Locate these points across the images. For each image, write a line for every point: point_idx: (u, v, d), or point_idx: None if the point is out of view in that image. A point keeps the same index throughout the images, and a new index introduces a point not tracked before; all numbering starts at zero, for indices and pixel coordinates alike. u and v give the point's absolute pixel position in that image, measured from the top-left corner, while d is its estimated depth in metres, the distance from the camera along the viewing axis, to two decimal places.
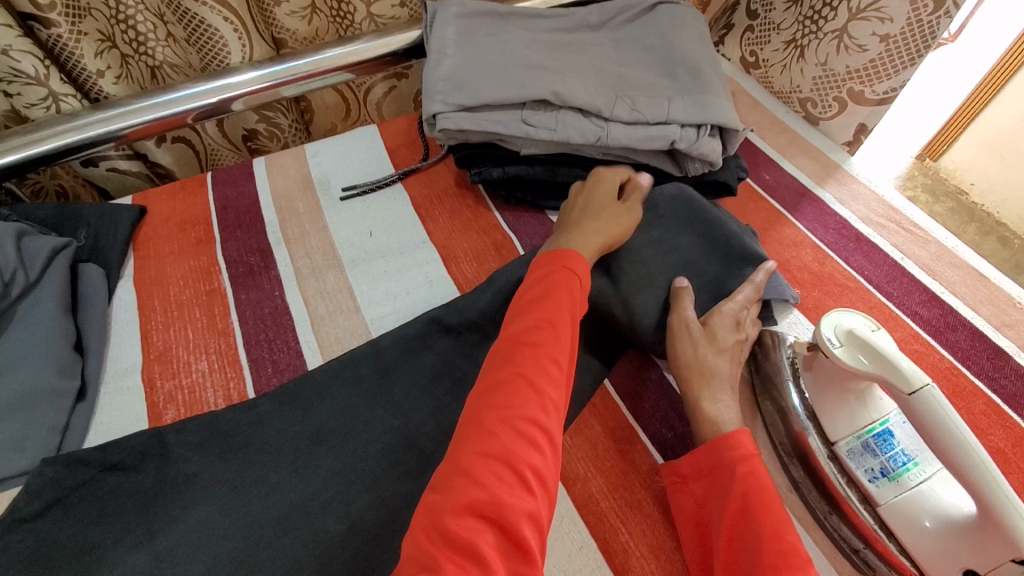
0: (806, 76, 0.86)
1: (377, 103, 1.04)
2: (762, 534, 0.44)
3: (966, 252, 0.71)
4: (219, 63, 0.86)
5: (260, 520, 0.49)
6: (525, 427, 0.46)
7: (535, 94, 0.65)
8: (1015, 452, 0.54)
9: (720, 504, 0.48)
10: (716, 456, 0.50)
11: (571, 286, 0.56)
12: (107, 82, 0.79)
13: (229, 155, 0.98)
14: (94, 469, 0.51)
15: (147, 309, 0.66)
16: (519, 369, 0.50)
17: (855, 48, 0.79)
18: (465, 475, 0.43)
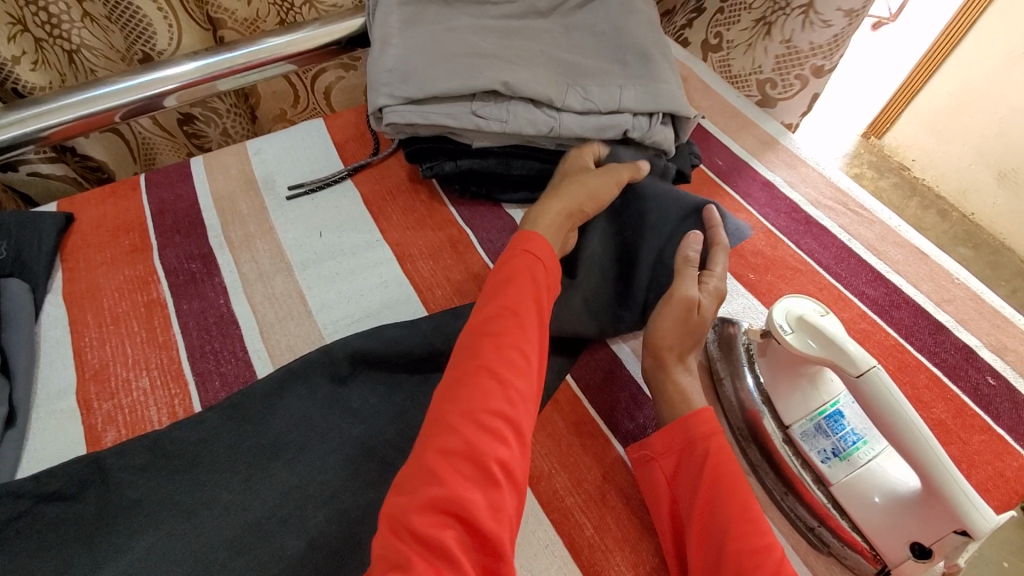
0: (767, 56, 0.91)
1: (326, 90, 0.98)
2: (734, 501, 0.46)
3: (908, 231, 0.74)
4: (146, 45, 0.81)
5: (213, 543, 0.47)
6: (490, 420, 0.46)
7: (484, 85, 0.63)
8: (955, 423, 0.57)
9: (691, 481, 0.49)
10: (689, 428, 0.51)
11: (535, 275, 0.54)
12: (23, 68, 0.74)
13: (164, 142, 0.91)
14: (29, 501, 0.48)
15: (80, 324, 0.61)
16: (482, 362, 0.49)
17: (819, 23, 0.84)
18: (428, 472, 0.44)
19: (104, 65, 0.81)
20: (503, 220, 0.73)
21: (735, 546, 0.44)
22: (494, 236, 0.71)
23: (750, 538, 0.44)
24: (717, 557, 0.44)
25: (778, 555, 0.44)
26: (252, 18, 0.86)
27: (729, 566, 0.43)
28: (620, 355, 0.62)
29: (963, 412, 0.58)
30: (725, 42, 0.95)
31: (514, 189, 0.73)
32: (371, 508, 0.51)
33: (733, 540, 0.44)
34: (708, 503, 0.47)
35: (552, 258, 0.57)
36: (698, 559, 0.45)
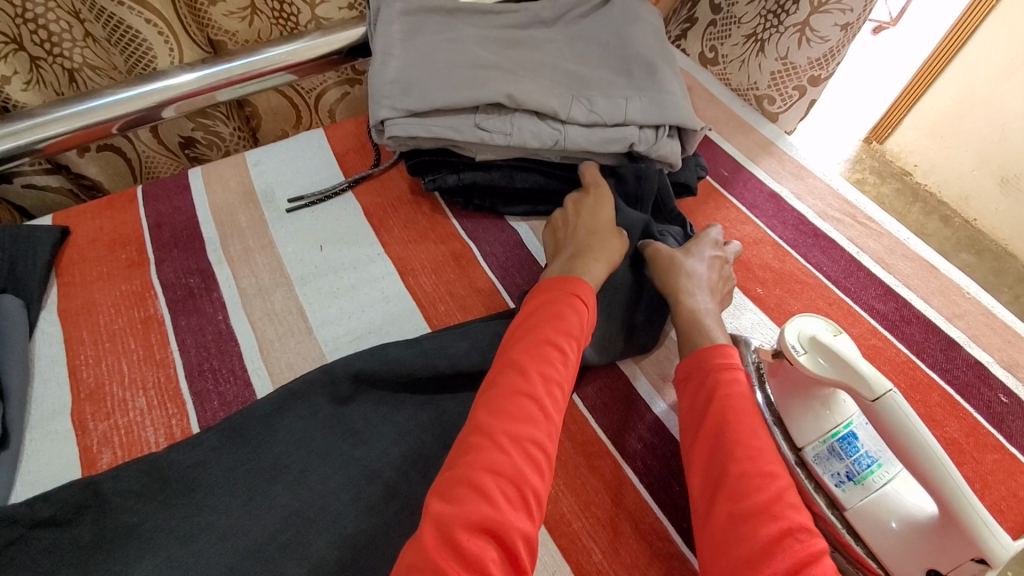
0: (763, 72, 0.86)
1: (329, 110, 0.97)
2: (742, 434, 0.48)
3: (916, 243, 0.73)
4: (146, 68, 0.79)
5: (211, 570, 0.46)
6: (534, 450, 0.46)
7: (488, 98, 0.62)
8: (969, 442, 0.56)
9: (700, 410, 0.51)
10: (703, 362, 0.54)
11: (581, 315, 0.55)
12: (14, 89, 0.72)
13: (165, 161, 0.89)
14: (21, 527, 0.47)
15: (75, 342, 0.60)
16: (528, 388, 0.49)
17: (816, 40, 0.78)
18: (472, 488, 0.43)
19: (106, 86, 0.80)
20: (506, 234, 0.71)
21: (741, 474, 0.46)
22: (498, 250, 0.70)
23: (755, 465, 0.46)
24: (718, 480, 0.47)
25: (784, 490, 0.45)
26: (254, 38, 0.85)
27: (732, 488, 0.46)
28: (627, 374, 0.61)
29: (977, 431, 0.57)
30: (720, 57, 0.90)
31: (518, 202, 0.72)
32: (374, 533, 0.50)
33: (737, 467, 0.46)
34: (716, 432, 0.49)
35: (593, 304, 0.56)
36: (699, 485, 0.48)
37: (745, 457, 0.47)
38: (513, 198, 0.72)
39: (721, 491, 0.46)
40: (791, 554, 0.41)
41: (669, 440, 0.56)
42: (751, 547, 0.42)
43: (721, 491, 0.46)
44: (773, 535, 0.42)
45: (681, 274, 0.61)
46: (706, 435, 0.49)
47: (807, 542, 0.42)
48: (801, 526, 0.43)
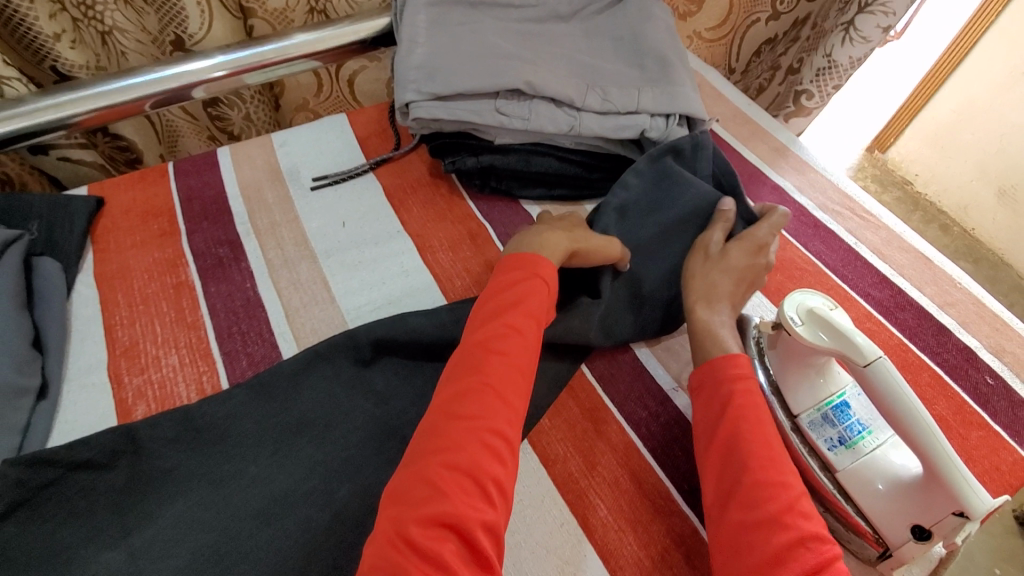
0: (812, 67, 1.07)
1: (349, 78, 1.01)
2: (751, 441, 0.50)
3: (911, 236, 0.76)
4: (179, 28, 0.83)
5: (240, 512, 0.49)
6: (492, 439, 0.48)
7: (508, 84, 0.65)
8: (957, 420, 0.59)
9: (713, 420, 0.52)
10: (715, 373, 0.55)
11: (540, 297, 0.57)
12: (63, 47, 0.76)
13: (188, 126, 0.94)
14: (61, 468, 0.50)
15: (110, 303, 0.63)
16: (486, 380, 0.51)
17: (858, 39, 0.99)
18: (430, 485, 0.45)
19: (135, 48, 0.83)
20: (520, 216, 0.75)
21: (751, 483, 0.47)
22: (512, 231, 0.73)
23: (767, 473, 0.48)
24: (729, 491, 0.48)
25: (795, 496, 0.46)
26: (282, 9, 0.88)
27: (740, 496, 0.47)
28: (633, 349, 0.64)
29: (964, 409, 0.60)
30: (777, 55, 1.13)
31: (532, 186, 0.76)
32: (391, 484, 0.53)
33: (748, 477, 0.48)
34: (728, 442, 0.50)
35: (555, 284, 0.59)
36: (715, 493, 0.49)
37: (756, 464, 0.48)
38: (527, 180, 0.75)
39: (732, 500, 0.47)
40: (800, 561, 0.42)
41: (673, 409, 0.59)
42: (760, 554, 0.44)
43: (732, 502, 0.47)
44: (784, 543, 0.43)
45: (699, 280, 0.62)
46: (716, 443, 0.51)
47: (818, 549, 0.43)
48: (812, 533, 0.44)
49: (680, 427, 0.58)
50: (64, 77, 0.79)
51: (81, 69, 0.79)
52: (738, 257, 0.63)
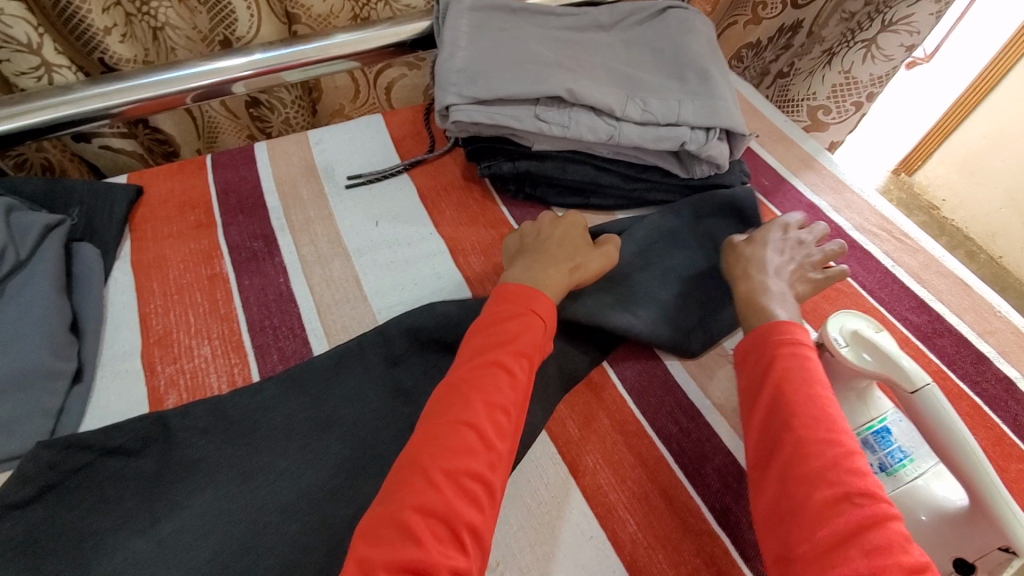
0: (825, 82, 1.02)
1: (387, 86, 1.02)
2: (797, 399, 0.48)
3: (951, 261, 0.75)
4: (229, 30, 0.84)
5: (268, 506, 0.49)
6: (469, 481, 0.44)
7: (549, 91, 0.65)
8: (996, 452, 0.57)
9: (758, 381, 0.51)
10: (762, 336, 0.54)
11: (532, 336, 0.53)
12: (113, 40, 0.77)
13: (227, 123, 0.95)
14: (94, 453, 0.50)
15: (145, 292, 0.64)
16: (467, 418, 0.47)
17: (880, 57, 0.94)
18: (400, 531, 0.41)
19: (184, 45, 0.85)
20: None
21: (795, 439, 0.46)
22: None
23: (815, 430, 0.46)
24: (771, 448, 0.47)
25: (842, 451, 0.44)
26: (327, 14, 0.89)
27: (780, 455, 0.46)
28: (665, 362, 0.63)
29: (1003, 441, 0.58)
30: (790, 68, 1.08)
31: (567, 194, 0.75)
32: None
33: (790, 433, 0.46)
34: (772, 405, 0.49)
35: (547, 317, 0.55)
36: (760, 453, 0.48)
37: (798, 421, 0.47)
38: (562, 187, 0.75)
39: (774, 457, 0.46)
40: (846, 517, 0.41)
41: (705, 426, 0.58)
42: (800, 510, 0.42)
43: (774, 459, 0.46)
44: (827, 499, 0.42)
45: (741, 258, 0.64)
46: (758, 404, 0.50)
47: (866, 506, 0.41)
48: (859, 489, 0.42)
49: (712, 444, 0.57)
50: (110, 69, 0.80)
51: (127, 64, 0.80)
52: (774, 240, 0.66)
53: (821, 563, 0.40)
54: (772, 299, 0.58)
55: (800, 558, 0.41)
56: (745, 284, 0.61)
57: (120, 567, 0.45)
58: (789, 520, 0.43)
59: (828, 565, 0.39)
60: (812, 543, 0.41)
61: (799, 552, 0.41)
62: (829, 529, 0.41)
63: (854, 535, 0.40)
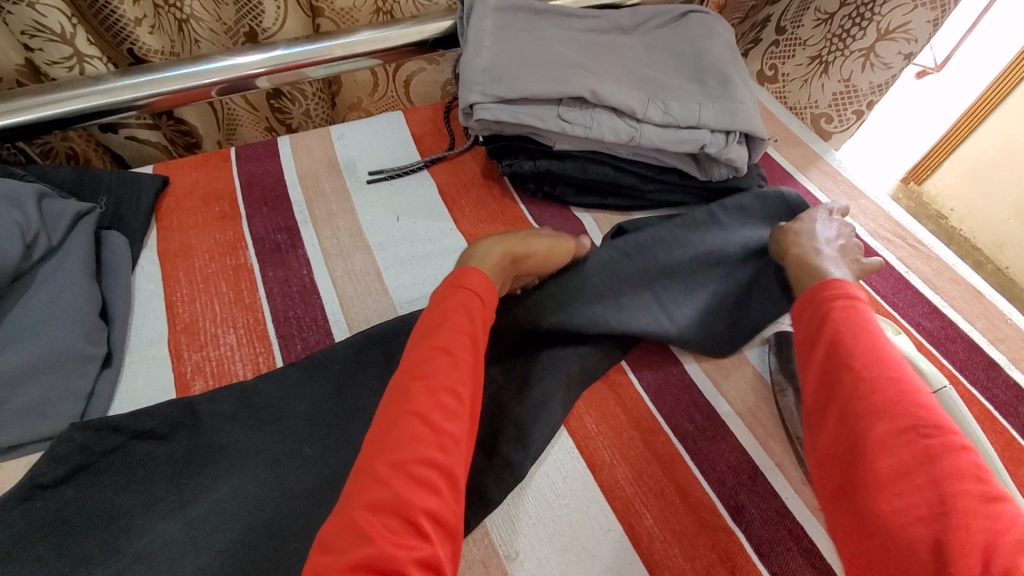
0: (825, 92, 1.01)
1: (406, 78, 1.03)
2: (854, 345, 0.50)
3: (963, 269, 0.76)
4: (254, 21, 0.86)
5: (294, 492, 0.51)
6: (420, 468, 0.43)
7: (572, 92, 0.66)
8: (1006, 456, 0.58)
9: (813, 333, 0.54)
10: (815, 291, 0.56)
11: (469, 314, 0.53)
12: (142, 32, 0.78)
13: (248, 116, 0.96)
14: (124, 436, 0.51)
15: (172, 280, 0.65)
16: (412, 407, 0.46)
17: (880, 65, 0.94)
18: (354, 531, 0.39)
19: (208, 37, 0.86)
20: (571, 222, 0.76)
21: (853, 381, 0.48)
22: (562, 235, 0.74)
23: (875, 371, 0.48)
24: (829, 392, 0.49)
25: (902, 388, 0.46)
26: (350, 8, 0.90)
27: (840, 396, 0.48)
28: (681, 361, 0.64)
29: (1013, 446, 0.59)
30: (781, 75, 1.06)
31: (585, 194, 0.77)
32: None
33: (850, 374, 0.49)
34: (828, 352, 0.51)
35: (488, 299, 0.55)
36: (819, 396, 0.50)
37: (856, 365, 0.49)
38: (580, 187, 0.76)
39: (833, 399, 0.49)
40: (910, 445, 0.43)
41: (720, 424, 0.59)
42: (864, 444, 0.44)
43: (834, 400, 0.48)
44: (890, 431, 0.44)
45: (792, 230, 0.66)
46: (813, 354, 0.52)
47: (931, 436, 0.43)
48: (924, 421, 0.44)
49: (727, 443, 0.58)
50: (139, 59, 0.81)
51: (155, 55, 0.81)
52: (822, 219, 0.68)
53: (886, 490, 0.42)
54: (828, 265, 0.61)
55: (865, 488, 0.43)
56: (797, 252, 0.63)
57: (149, 547, 0.46)
58: (852, 454, 0.45)
59: (895, 491, 0.41)
60: (877, 472, 0.43)
61: (864, 482, 0.43)
62: (894, 458, 0.43)
63: (921, 462, 0.42)
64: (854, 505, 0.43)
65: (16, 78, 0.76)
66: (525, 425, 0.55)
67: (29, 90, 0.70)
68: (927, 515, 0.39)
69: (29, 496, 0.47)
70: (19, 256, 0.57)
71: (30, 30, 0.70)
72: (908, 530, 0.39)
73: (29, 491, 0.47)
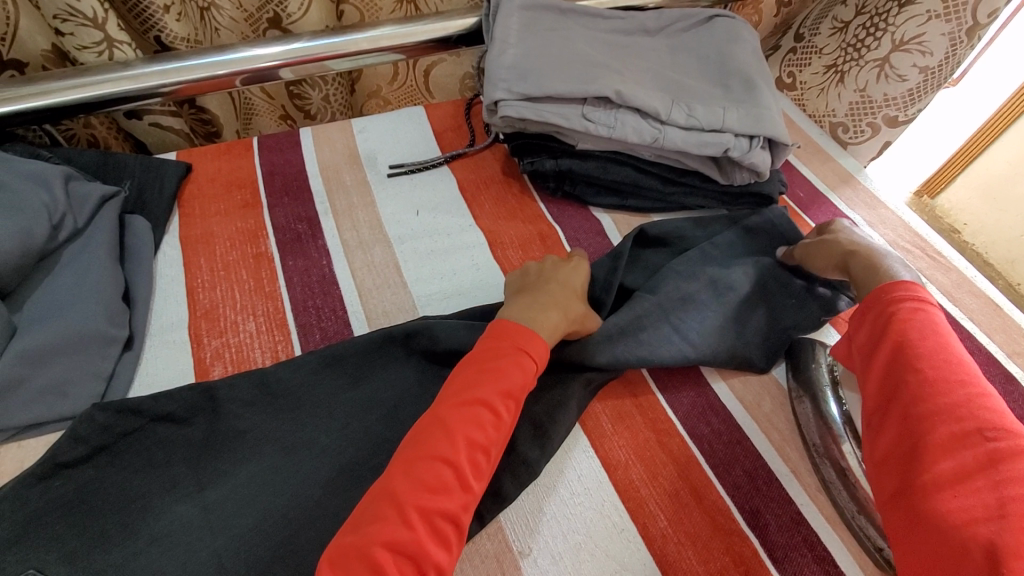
0: (842, 101, 0.99)
1: (426, 68, 1.03)
2: (921, 346, 0.50)
3: (981, 282, 0.75)
4: (278, 7, 0.85)
5: (311, 480, 0.51)
6: (441, 522, 0.43)
7: (598, 92, 0.66)
8: None
9: (879, 331, 0.53)
10: (884, 291, 0.56)
11: (522, 376, 0.51)
12: (170, 19, 0.79)
13: (264, 105, 0.96)
14: (144, 419, 0.51)
15: (193, 266, 0.66)
16: (449, 455, 0.46)
17: (895, 77, 0.92)
18: (367, 567, 0.40)
19: (229, 25, 0.86)
20: (590, 222, 0.76)
21: (919, 382, 0.48)
22: (581, 235, 0.74)
23: (941, 373, 0.48)
24: (893, 393, 0.49)
25: (971, 395, 0.46)
26: None
27: (904, 394, 0.48)
28: (698, 364, 0.64)
29: None
30: (798, 82, 1.04)
31: (605, 193, 0.77)
32: None
33: (916, 373, 0.49)
34: (894, 350, 0.51)
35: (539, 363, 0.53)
36: (883, 393, 0.50)
37: (925, 368, 0.49)
38: (600, 188, 0.76)
39: (897, 398, 0.49)
40: (974, 449, 0.42)
41: (736, 429, 0.59)
42: (927, 443, 0.44)
43: (897, 400, 0.49)
44: (953, 433, 0.44)
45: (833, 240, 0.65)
46: (878, 355, 0.52)
47: (997, 440, 0.42)
48: (990, 425, 0.43)
49: (743, 447, 0.57)
50: (165, 46, 0.82)
51: (182, 42, 0.82)
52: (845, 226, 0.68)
53: (945, 489, 0.42)
54: (894, 262, 0.61)
55: (922, 488, 0.43)
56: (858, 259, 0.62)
57: (167, 529, 0.46)
58: (911, 454, 0.45)
59: (954, 491, 0.41)
60: (938, 472, 0.43)
61: (921, 481, 0.43)
62: (955, 459, 0.43)
63: (986, 465, 0.41)
64: (907, 504, 0.43)
65: (42, 63, 0.77)
66: (542, 422, 0.55)
67: (55, 74, 0.71)
68: (983, 515, 0.39)
69: (48, 474, 0.47)
70: (46, 237, 0.57)
71: (62, 14, 0.71)
72: (964, 528, 0.39)
73: (49, 469, 0.48)
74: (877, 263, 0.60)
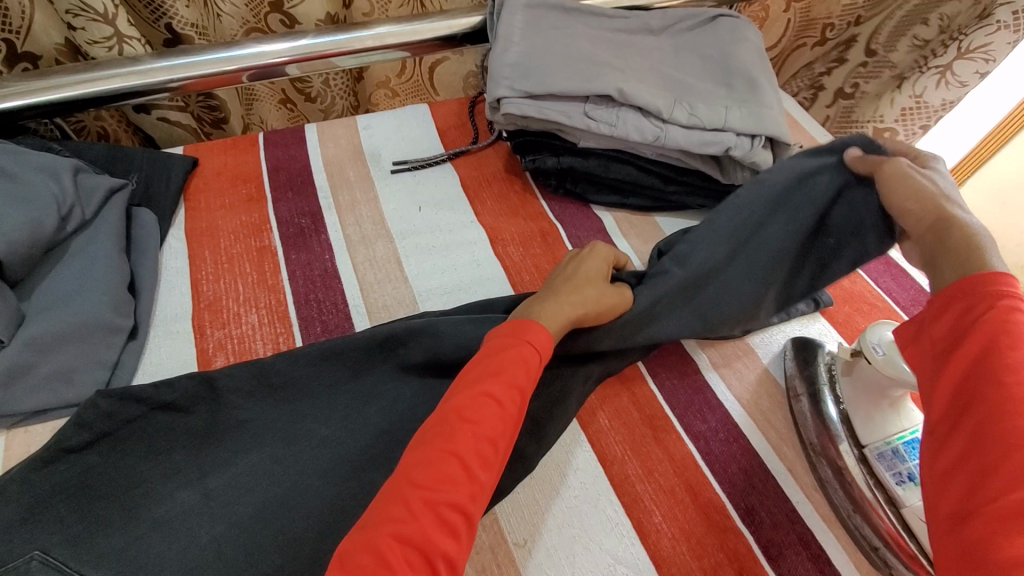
0: (895, 106, 1.01)
1: (431, 65, 1.04)
2: (1011, 354, 0.40)
3: None
4: None
5: (310, 469, 0.51)
6: (448, 513, 0.41)
7: (600, 90, 0.67)
8: None
9: (958, 329, 0.43)
10: (978, 284, 0.44)
11: (528, 367, 0.50)
12: (179, 5, 0.81)
13: (266, 90, 0.98)
14: (145, 407, 0.52)
15: (198, 258, 0.67)
16: (455, 448, 0.44)
17: (955, 83, 0.95)
18: (373, 558, 0.38)
19: (230, 10, 0.86)
20: (591, 219, 0.76)
21: (997, 396, 0.38)
22: (582, 232, 0.74)
23: None
24: (965, 407, 0.40)
25: None
26: None
27: (977, 409, 0.39)
28: (696, 361, 0.64)
29: None
30: (860, 92, 1.06)
31: (606, 191, 0.77)
32: None
33: (996, 387, 0.39)
34: (975, 353, 0.41)
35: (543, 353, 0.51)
36: (955, 403, 0.41)
37: (1006, 379, 0.39)
38: (602, 186, 0.77)
39: (968, 412, 0.40)
40: None
41: (733, 427, 0.59)
42: (1005, 474, 0.36)
43: (968, 414, 0.39)
44: None
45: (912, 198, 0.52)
46: (954, 359, 0.42)
47: None
48: None
49: (740, 445, 0.58)
50: (175, 34, 0.84)
51: (190, 28, 0.84)
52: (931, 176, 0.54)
53: (1005, 525, 0.34)
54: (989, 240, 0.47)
55: (981, 521, 0.35)
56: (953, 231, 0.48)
57: (168, 515, 0.47)
58: (975, 480, 0.37)
59: (1009, 528, 0.34)
60: (996, 505, 0.35)
61: (980, 513, 0.35)
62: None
63: None
64: (959, 533, 0.36)
65: (55, 57, 0.78)
66: (539, 416, 0.56)
67: (67, 68, 0.72)
68: None
69: (52, 459, 0.48)
70: (54, 228, 0.58)
71: (74, 10, 0.72)
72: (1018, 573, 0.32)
73: (53, 454, 0.48)
74: (971, 240, 0.47)
